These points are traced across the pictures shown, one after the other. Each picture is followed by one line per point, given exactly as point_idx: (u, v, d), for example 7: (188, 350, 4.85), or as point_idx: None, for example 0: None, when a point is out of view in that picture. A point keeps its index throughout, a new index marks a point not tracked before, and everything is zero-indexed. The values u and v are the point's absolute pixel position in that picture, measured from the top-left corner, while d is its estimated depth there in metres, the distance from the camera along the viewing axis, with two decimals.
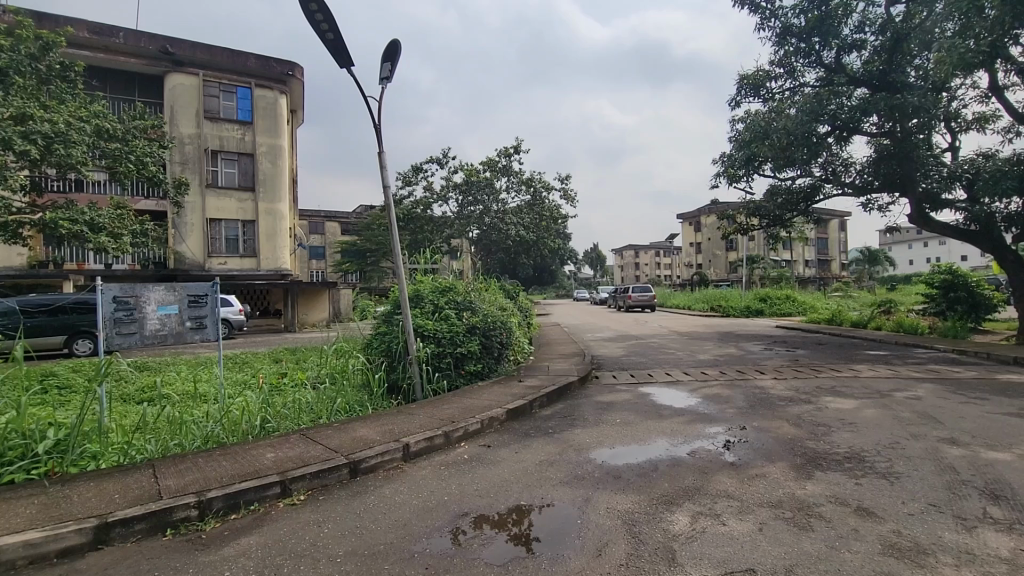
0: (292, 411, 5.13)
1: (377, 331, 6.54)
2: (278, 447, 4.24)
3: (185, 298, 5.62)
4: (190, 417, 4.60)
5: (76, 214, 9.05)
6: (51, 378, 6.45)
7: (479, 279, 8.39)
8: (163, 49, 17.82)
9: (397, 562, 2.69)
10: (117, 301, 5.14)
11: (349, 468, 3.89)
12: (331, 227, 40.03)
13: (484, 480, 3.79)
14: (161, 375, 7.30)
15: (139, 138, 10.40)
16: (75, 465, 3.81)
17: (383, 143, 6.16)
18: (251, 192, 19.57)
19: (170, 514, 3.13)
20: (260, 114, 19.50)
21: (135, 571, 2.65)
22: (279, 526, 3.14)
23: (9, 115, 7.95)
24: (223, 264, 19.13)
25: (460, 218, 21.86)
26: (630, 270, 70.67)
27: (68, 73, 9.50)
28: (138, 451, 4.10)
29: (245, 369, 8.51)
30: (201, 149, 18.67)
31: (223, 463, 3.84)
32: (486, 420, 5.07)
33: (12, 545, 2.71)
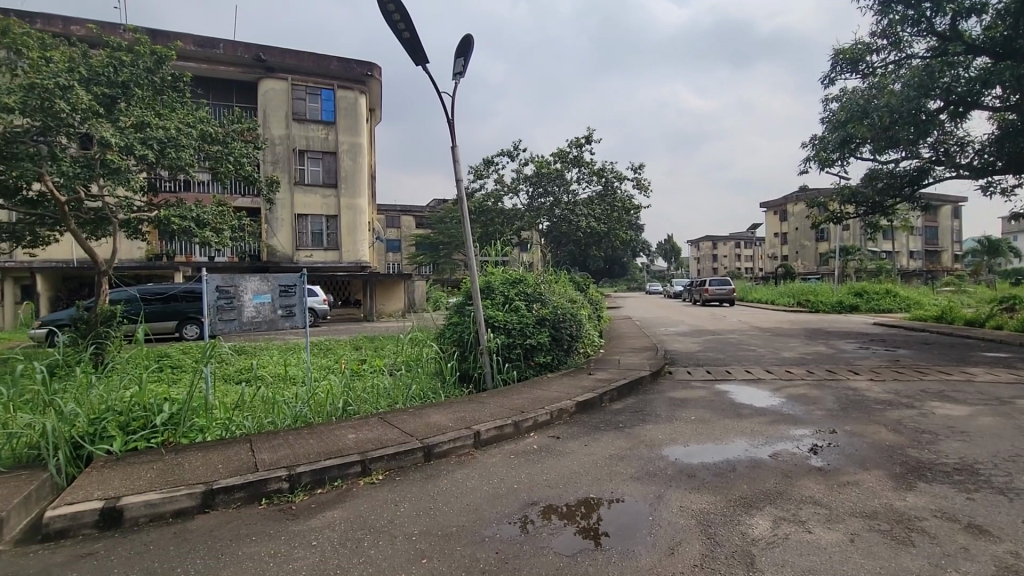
0: (371, 395, 5.40)
1: (450, 321, 6.73)
2: (359, 428, 4.49)
3: (277, 288, 6.05)
4: (282, 397, 4.98)
5: (185, 212, 9.98)
6: (166, 358, 7.23)
7: (549, 271, 8.37)
8: (257, 57, 19.23)
9: (468, 544, 2.77)
10: (219, 290, 5.62)
11: (424, 451, 4.04)
12: (407, 221, 41.64)
13: (553, 471, 3.80)
14: (257, 358, 7.94)
15: (237, 140, 11.29)
16: (186, 436, 4.25)
17: (456, 137, 6.30)
18: (334, 188, 20.74)
19: (265, 485, 3.40)
20: (342, 115, 20.59)
21: (236, 535, 2.92)
22: (359, 502, 3.33)
23: (130, 123, 8.95)
24: (310, 257, 20.44)
25: (531, 210, 21.91)
26: (707, 262, 67.69)
27: (178, 84, 10.50)
28: (237, 427, 4.51)
29: (329, 355, 9.07)
30: (290, 149, 20.02)
31: (311, 441, 4.12)
32: (555, 411, 5.08)
33: (136, 504, 3.07)
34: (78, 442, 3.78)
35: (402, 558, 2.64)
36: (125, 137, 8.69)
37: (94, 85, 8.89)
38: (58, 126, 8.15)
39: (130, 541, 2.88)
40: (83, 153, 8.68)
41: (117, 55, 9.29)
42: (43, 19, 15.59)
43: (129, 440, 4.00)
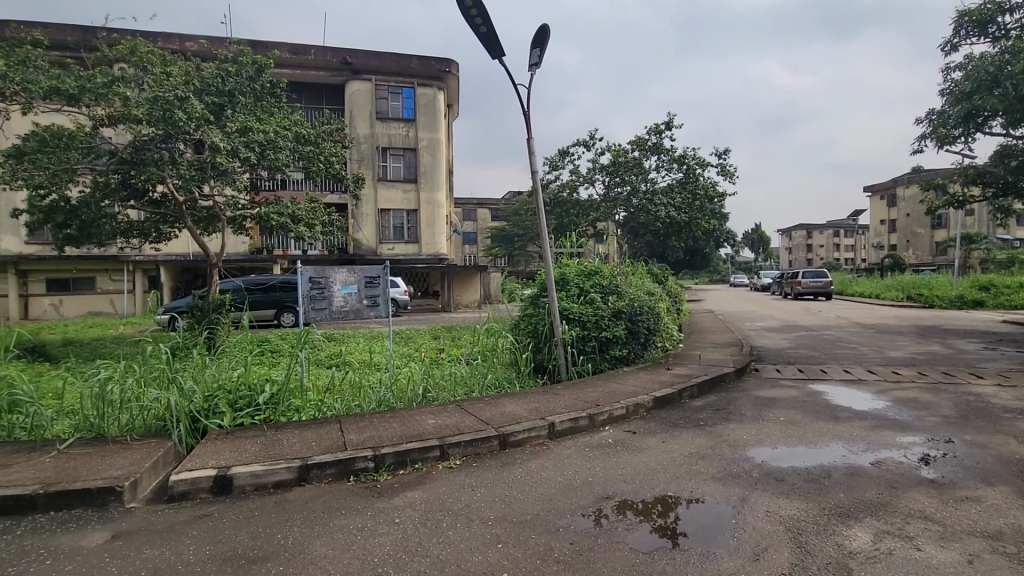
0: (449, 383, 5.57)
1: (525, 313, 6.77)
2: (438, 415, 4.66)
3: (362, 279, 6.38)
4: (368, 382, 5.28)
5: (282, 209, 10.76)
6: (267, 343, 7.89)
7: (626, 263, 8.17)
8: (344, 60, 20.27)
9: (543, 533, 2.79)
10: (312, 281, 6.13)
11: (499, 440, 4.12)
12: (483, 213, 42.36)
13: (629, 466, 3.73)
14: (345, 345, 8.47)
15: (327, 141, 12.00)
16: (284, 415, 4.63)
17: (532, 129, 6.31)
18: (414, 183, 21.53)
19: (353, 464, 3.63)
20: (422, 111, 21.30)
21: (327, 508, 3.14)
22: (439, 485, 3.46)
23: (236, 128, 9.75)
24: (392, 249, 21.41)
25: (607, 201, 21.48)
26: (801, 253, 62.96)
27: (276, 90, 11.31)
28: (328, 408, 4.84)
29: (410, 343, 9.47)
30: (374, 147, 21.03)
31: (394, 425, 4.33)
32: (631, 406, 4.96)
33: (243, 474, 3.40)
34: (196, 416, 4.24)
35: (478, 542, 2.71)
36: (231, 140, 9.52)
37: (206, 95, 9.78)
38: (176, 133, 9.10)
39: (237, 506, 3.19)
40: (197, 157, 9.63)
41: (225, 66, 10.15)
42: (163, 37, 17.40)
43: (237, 416, 4.42)
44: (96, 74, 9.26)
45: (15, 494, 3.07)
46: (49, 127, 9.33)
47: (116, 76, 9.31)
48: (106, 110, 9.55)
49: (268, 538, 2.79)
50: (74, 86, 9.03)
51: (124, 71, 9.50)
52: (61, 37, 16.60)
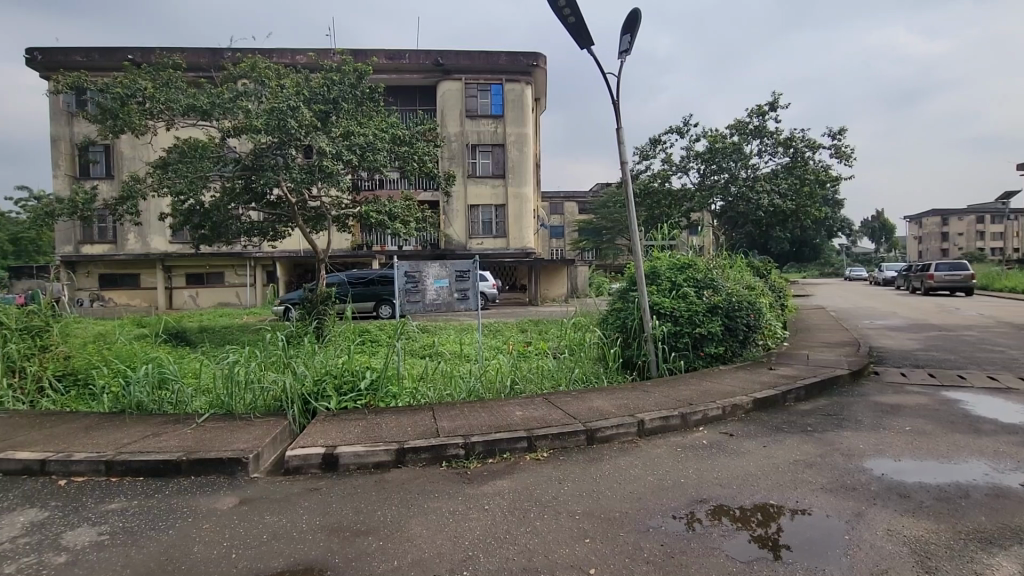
0: (536, 375, 5.63)
1: (614, 307, 6.63)
2: (525, 407, 4.71)
3: (453, 273, 6.58)
4: (458, 372, 5.47)
5: (381, 207, 11.39)
6: (367, 333, 8.44)
7: (723, 255, 7.71)
8: (435, 62, 21.00)
9: (632, 532, 2.73)
10: (407, 275, 6.46)
11: (587, 434, 4.08)
12: (570, 206, 42.13)
13: (726, 470, 3.52)
14: (438, 337, 8.84)
15: (421, 140, 12.52)
16: (383, 400, 4.93)
17: (621, 119, 6.15)
18: (502, 179, 21.89)
19: (445, 450, 3.78)
20: (510, 107, 21.53)
21: (421, 490, 3.30)
22: (527, 476, 3.50)
23: (340, 133, 10.45)
24: (481, 244, 21.97)
25: (702, 190, 20.42)
26: (933, 242, 55.70)
27: (374, 95, 11.95)
28: (422, 396, 5.09)
29: (499, 336, 9.69)
30: (464, 144, 21.65)
31: (483, 415, 4.45)
32: (728, 407, 4.69)
33: (347, 454, 3.66)
34: (307, 398, 4.64)
35: (566, 535, 2.71)
36: (335, 145, 10.24)
37: (314, 103, 10.58)
38: (289, 140, 9.97)
39: (342, 482, 3.45)
40: (307, 162, 10.48)
41: (330, 76, 10.90)
42: (278, 53, 19.11)
43: (342, 400, 4.78)
44: (223, 91, 10.36)
45: (164, 458, 3.55)
46: (186, 140, 10.61)
47: (239, 91, 10.37)
48: (232, 122, 10.68)
49: (369, 514, 2.98)
50: (206, 102, 10.19)
51: (246, 86, 10.55)
52: (195, 60, 18.81)
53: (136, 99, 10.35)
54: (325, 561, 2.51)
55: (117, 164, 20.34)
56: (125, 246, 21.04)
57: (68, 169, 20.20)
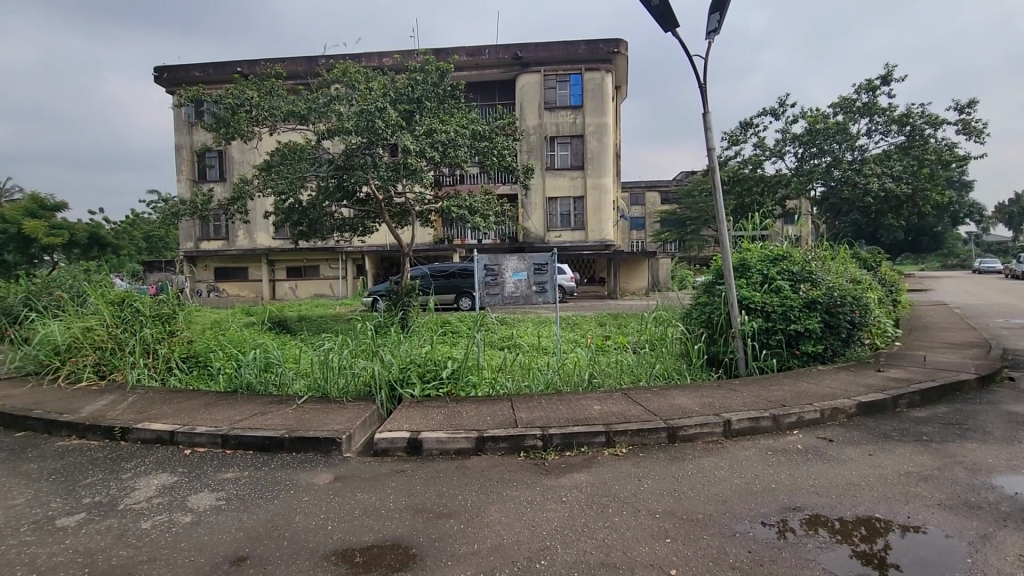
0: (615, 370, 5.54)
1: (699, 301, 6.33)
2: (603, 402, 4.63)
3: (532, 266, 6.60)
4: (537, 365, 5.50)
5: (461, 202, 11.65)
6: (449, 324, 8.73)
7: (823, 246, 7.08)
8: (514, 56, 21.09)
9: (716, 535, 2.61)
10: (486, 268, 6.58)
11: (668, 432, 3.95)
12: (652, 196, 40.75)
13: (824, 478, 3.26)
14: (516, 329, 8.95)
15: (501, 135, 12.63)
16: (464, 389, 5.07)
17: (708, 103, 5.83)
18: (581, 170, 21.62)
19: (523, 441, 3.82)
20: (589, 97, 21.18)
21: (500, 478, 3.37)
22: (605, 471, 3.45)
23: (423, 131, 10.81)
24: (559, 237, 21.90)
25: (799, 175, 18.88)
26: None
27: (456, 92, 12.19)
28: (501, 386, 5.18)
29: (577, 329, 9.64)
30: (543, 137, 21.65)
31: (561, 408, 4.44)
32: (827, 410, 4.33)
33: (430, 439, 3.82)
34: (393, 385, 4.89)
35: (646, 532, 2.65)
36: (419, 143, 10.61)
37: (400, 103, 11.04)
38: (376, 140, 10.47)
39: (426, 466, 3.60)
40: (393, 160, 10.99)
41: (414, 76, 11.30)
42: (366, 57, 20.13)
43: (425, 387, 4.97)
44: (318, 96, 11.09)
45: (268, 435, 3.89)
46: (286, 144, 11.44)
47: (332, 95, 11.05)
48: (326, 125, 11.41)
49: (451, 497, 3.09)
50: (304, 107, 10.98)
51: (338, 91, 11.22)
52: (294, 68, 20.30)
53: (244, 108, 11.33)
54: (410, 539, 2.63)
55: (229, 167, 22.48)
56: (236, 242, 23.26)
57: (190, 174, 22.63)
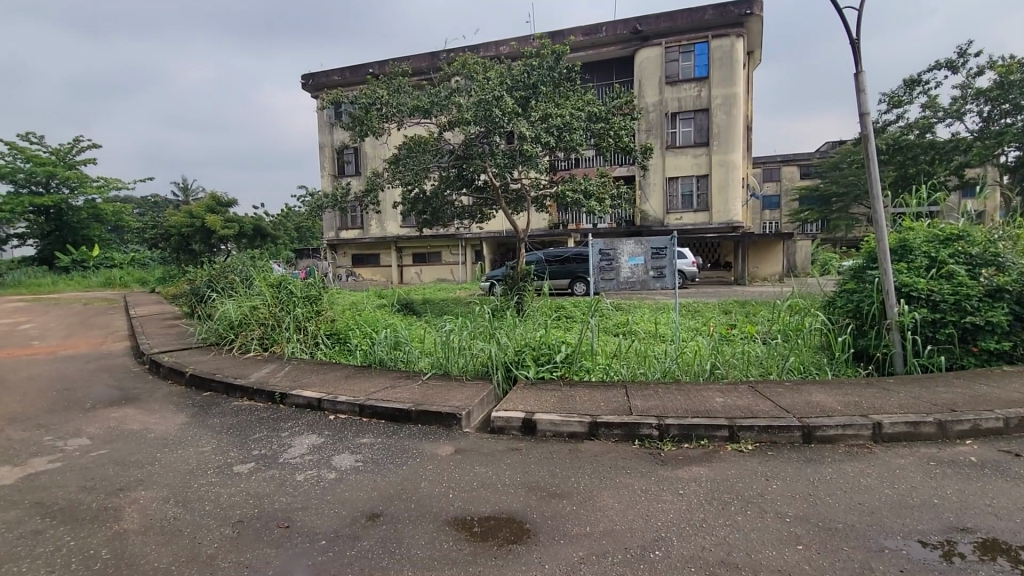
0: (741, 361, 5.16)
1: (844, 288, 5.62)
2: (727, 394, 4.35)
3: (649, 250, 6.34)
4: (653, 353, 5.31)
5: (576, 185, 11.53)
6: (563, 309, 8.77)
7: (1015, 222, 5.86)
8: (634, 30, 20.21)
9: (859, 548, 2.33)
10: (602, 252, 6.49)
11: (803, 432, 3.60)
12: (789, 172, 36.87)
13: (1006, 499, 2.74)
14: (632, 315, 8.72)
15: (617, 115, 12.23)
16: (577, 373, 5.07)
17: (861, 61, 5.10)
18: (705, 147, 20.23)
19: (638, 429, 3.73)
20: (716, 66, 19.63)
21: (614, 464, 3.33)
22: (728, 466, 3.25)
23: (539, 116, 10.82)
24: (680, 219, 20.80)
25: (985, 138, 15.87)
26: None
27: (572, 74, 12.02)
28: (615, 372, 5.09)
29: (698, 317, 9.13)
30: (663, 114, 20.62)
31: (678, 397, 4.27)
32: (1012, 420, 3.63)
33: (543, 421, 3.89)
34: (508, 366, 5.04)
35: (774, 536, 2.45)
36: (535, 129, 10.64)
37: (516, 90, 11.19)
38: (494, 128, 10.74)
39: (540, 447, 3.68)
40: (509, 148, 11.21)
41: (529, 62, 11.36)
42: (484, 47, 20.67)
43: (540, 370, 5.06)
44: (440, 90, 11.65)
45: (398, 407, 4.25)
46: (411, 137, 12.13)
47: (452, 88, 11.52)
48: (447, 117, 11.95)
49: (564, 479, 3.13)
50: (427, 102, 11.61)
51: (458, 83, 11.68)
52: (418, 65, 21.53)
53: (375, 106, 12.23)
54: (524, 515, 2.71)
55: (363, 162, 24.60)
56: (369, 231, 25.49)
57: (331, 170, 25.16)
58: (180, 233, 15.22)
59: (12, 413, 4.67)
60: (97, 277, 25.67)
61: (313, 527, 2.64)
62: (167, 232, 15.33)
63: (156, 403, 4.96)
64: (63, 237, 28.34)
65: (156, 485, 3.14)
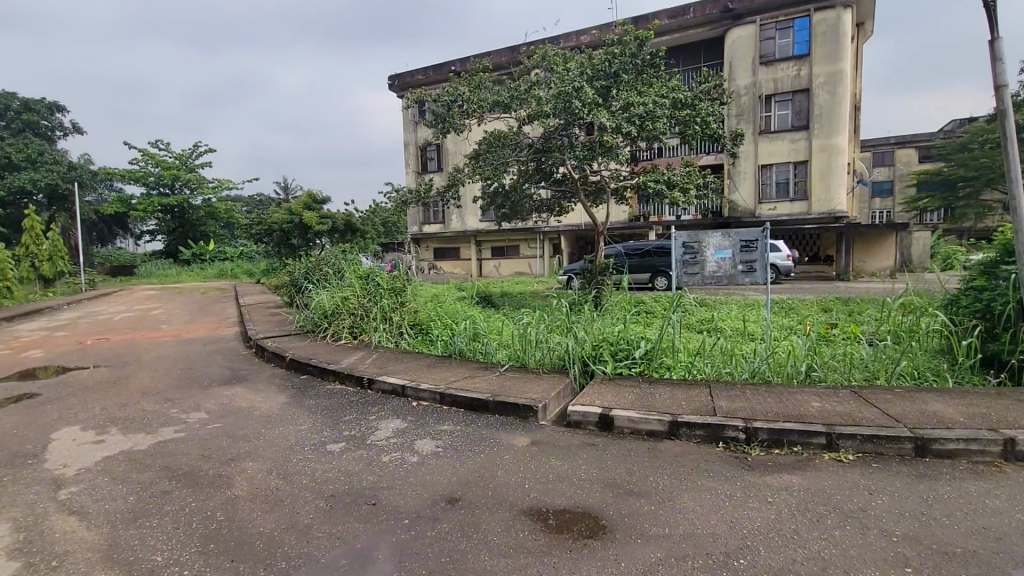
0: (842, 364, 4.75)
1: (971, 285, 4.97)
2: (824, 398, 4.01)
3: (738, 243, 6.00)
4: (741, 352, 5.01)
5: (659, 176, 11.10)
6: (643, 304, 8.53)
7: None
8: (725, 8, 19.05)
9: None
10: (685, 246, 6.21)
11: (915, 443, 3.24)
12: (904, 155, 33.18)
13: None
14: (719, 312, 8.30)
15: (705, 100, 11.61)
16: (657, 370, 4.90)
17: (998, 26, 4.46)
18: (805, 130, 18.71)
19: (722, 431, 3.54)
20: (819, 42, 18.08)
21: (695, 466, 3.19)
22: (825, 476, 3.00)
23: (621, 105, 10.52)
24: (773, 209, 19.45)
25: None
26: None
27: (656, 60, 11.59)
28: (698, 370, 4.86)
29: (793, 315, 8.51)
30: (756, 97, 19.33)
31: (769, 400, 3.99)
32: None
33: (621, 418, 3.80)
34: (586, 361, 4.99)
35: (877, 555, 2.23)
36: (616, 118, 10.35)
37: (597, 79, 10.96)
38: (574, 119, 10.60)
39: (617, 443, 3.61)
40: (589, 139, 11.04)
41: (611, 50, 11.08)
42: (564, 37, 20.48)
43: (618, 365, 4.95)
44: (520, 83, 11.70)
45: (476, 396, 4.36)
46: (491, 132, 12.27)
47: (532, 81, 11.52)
48: (527, 111, 11.97)
49: (642, 477, 3.05)
50: (507, 96, 11.70)
51: (538, 76, 11.67)
52: (499, 60, 21.80)
53: (458, 103, 12.49)
54: (600, 511, 2.67)
55: (444, 159, 25.36)
56: (450, 225, 26.26)
57: (415, 167, 26.19)
58: (281, 228, 16.57)
59: (146, 387, 5.34)
60: (212, 269, 28.60)
61: (397, 506, 2.78)
62: (270, 228, 16.73)
63: (261, 383, 5.45)
64: (185, 234, 31.86)
65: (261, 458, 3.45)
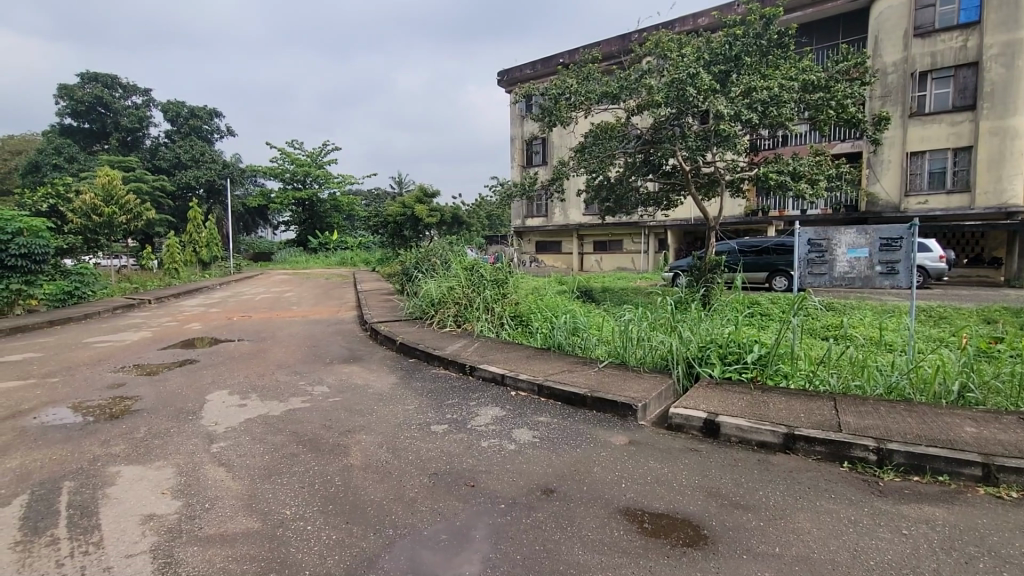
0: (1006, 386, 4.03)
1: None
2: (982, 424, 3.45)
3: (877, 241, 5.33)
4: (875, 363, 4.45)
5: (783, 166, 10.17)
6: (758, 305, 7.93)
7: None
8: None
9: None
10: (811, 243, 5.65)
11: None
12: None
13: None
14: (848, 317, 7.46)
15: (841, 81, 10.44)
16: (772, 378, 4.52)
17: None
18: (971, 111, 16.11)
19: (848, 449, 3.18)
20: (994, 6, 15.55)
21: (814, 485, 2.90)
22: (977, 513, 2.58)
23: (740, 91, 9.70)
24: (924, 203, 16.96)
25: None
26: None
27: (785, 40, 10.68)
28: (821, 381, 4.40)
29: (944, 325, 7.40)
30: (908, 74, 16.94)
31: (909, 420, 3.51)
32: None
33: (729, 425, 3.56)
34: (691, 362, 4.75)
35: None
36: (735, 105, 9.53)
37: (716, 64, 10.28)
38: (687, 108, 9.99)
39: (722, 451, 3.39)
40: (704, 128, 10.37)
41: (733, 31, 10.36)
42: (680, 21, 19.51)
43: (726, 369, 4.65)
44: (631, 73, 11.39)
45: (574, 391, 4.33)
46: (599, 124, 12.03)
47: (644, 70, 11.25)
48: (637, 100, 11.60)
49: (750, 490, 2.84)
50: (616, 87, 11.41)
51: (650, 64, 11.24)
52: (609, 49, 21.37)
53: (565, 96, 12.23)
54: (704, 521, 2.53)
55: (549, 152, 25.52)
56: (553, 219, 26.35)
57: (520, 161, 26.67)
58: (395, 220, 17.71)
59: (279, 360, 6.01)
60: (336, 257, 31.38)
61: (494, 490, 2.85)
62: (386, 221, 17.97)
63: (374, 363, 5.90)
64: (314, 225, 35.32)
65: (373, 432, 3.74)
